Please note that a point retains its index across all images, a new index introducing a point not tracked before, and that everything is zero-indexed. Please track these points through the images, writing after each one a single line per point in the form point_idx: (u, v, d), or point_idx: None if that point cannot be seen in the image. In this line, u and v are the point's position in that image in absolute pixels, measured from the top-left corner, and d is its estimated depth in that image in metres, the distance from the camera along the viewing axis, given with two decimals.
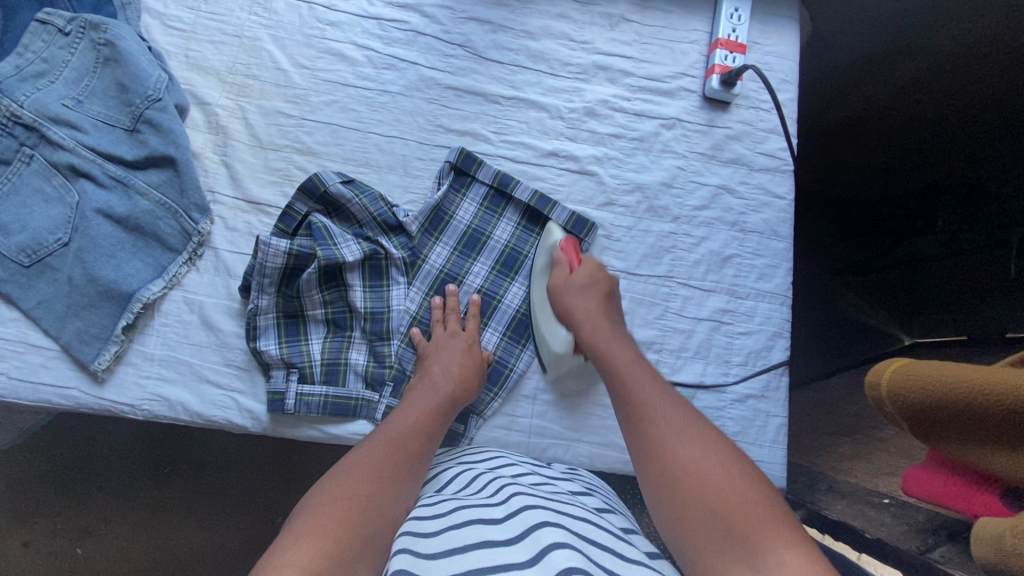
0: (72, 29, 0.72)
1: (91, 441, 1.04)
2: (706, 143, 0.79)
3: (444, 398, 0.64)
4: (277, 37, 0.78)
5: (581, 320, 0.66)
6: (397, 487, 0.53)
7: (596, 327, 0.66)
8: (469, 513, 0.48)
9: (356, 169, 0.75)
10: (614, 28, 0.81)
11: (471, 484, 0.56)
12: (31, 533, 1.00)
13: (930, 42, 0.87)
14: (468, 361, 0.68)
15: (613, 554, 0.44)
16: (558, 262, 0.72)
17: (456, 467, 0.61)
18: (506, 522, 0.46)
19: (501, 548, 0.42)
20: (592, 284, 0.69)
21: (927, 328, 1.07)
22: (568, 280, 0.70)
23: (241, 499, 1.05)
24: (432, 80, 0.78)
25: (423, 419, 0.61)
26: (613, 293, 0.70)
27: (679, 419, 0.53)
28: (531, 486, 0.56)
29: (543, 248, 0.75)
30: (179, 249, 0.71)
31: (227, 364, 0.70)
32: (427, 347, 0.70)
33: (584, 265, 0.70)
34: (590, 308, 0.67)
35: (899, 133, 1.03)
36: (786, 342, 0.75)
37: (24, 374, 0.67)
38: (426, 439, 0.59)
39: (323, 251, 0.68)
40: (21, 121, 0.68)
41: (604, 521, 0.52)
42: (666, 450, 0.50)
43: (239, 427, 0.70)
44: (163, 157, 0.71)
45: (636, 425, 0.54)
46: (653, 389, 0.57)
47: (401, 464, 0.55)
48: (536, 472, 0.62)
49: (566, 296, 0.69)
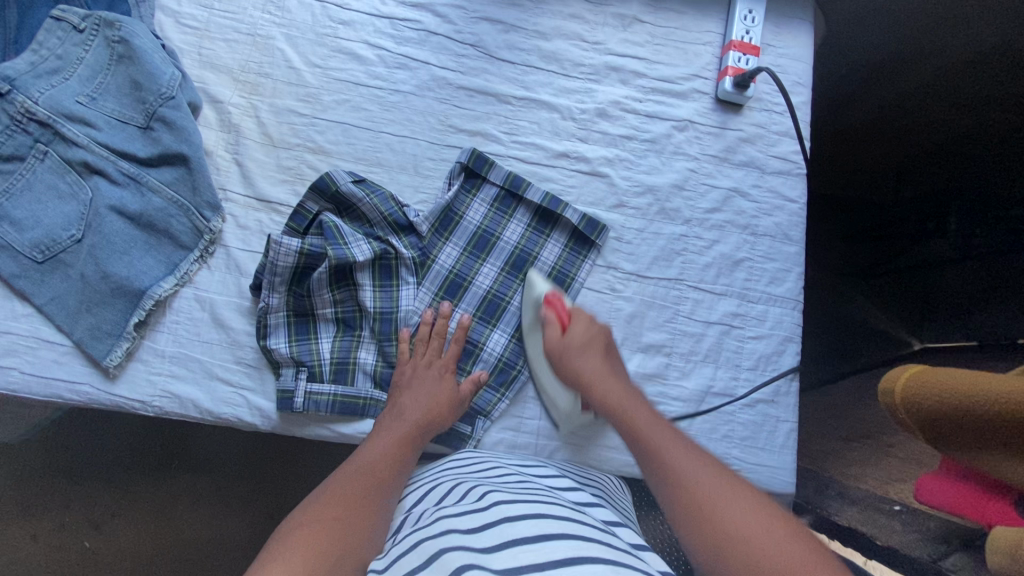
0: (86, 26, 0.73)
1: (99, 435, 1.04)
2: (718, 146, 0.78)
3: (413, 428, 0.65)
4: (289, 36, 0.78)
5: (589, 382, 0.64)
6: (369, 512, 0.54)
7: (606, 386, 0.63)
8: (440, 526, 0.49)
9: (367, 169, 0.75)
10: (627, 29, 0.81)
11: (449, 493, 0.56)
12: (39, 526, 1.00)
13: (931, 52, 0.90)
14: (443, 391, 0.68)
15: (591, 545, 0.44)
16: (548, 320, 0.69)
17: (440, 475, 0.61)
18: (471, 537, 0.46)
19: (459, 559, 0.43)
20: (590, 340, 0.66)
21: (940, 334, 1.06)
22: (564, 341, 0.67)
23: (246, 496, 1.05)
24: (443, 80, 0.78)
25: (390, 450, 0.62)
26: (609, 347, 0.68)
27: (714, 479, 0.50)
28: (510, 487, 0.56)
29: (529, 301, 0.72)
30: (191, 247, 0.72)
31: (237, 362, 0.70)
32: (400, 374, 0.69)
33: (575, 321, 0.68)
34: (595, 367, 0.64)
35: (904, 140, 1.03)
36: (797, 347, 0.75)
37: (37, 369, 0.68)
38: (398, 468, 0.61)
39: (334, 250, 0.68)
40: (36, 118, 0.69)
41: (590, 517, 0.52)
42: (713, 515, 0.47)
43: (248, 425, 0.70)
44: (176, 155, 0.71)
45: (674, 493, 0.50)
46: (675, 444, 0.54)
47: (372, 493, 0.56)
48: (520, 472, 0.61)
49: (567, 358, 0.66)
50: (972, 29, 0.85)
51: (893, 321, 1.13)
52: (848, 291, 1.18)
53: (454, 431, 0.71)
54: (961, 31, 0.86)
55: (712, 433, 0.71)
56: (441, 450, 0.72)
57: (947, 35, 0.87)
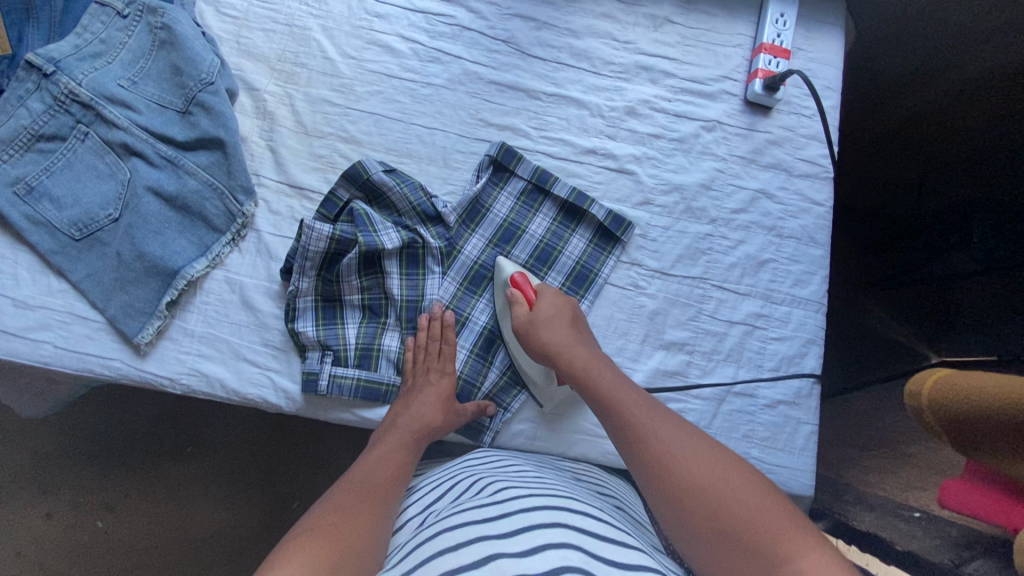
0: (130, 12, 0.75)
1: (117, 416, 1.06)
2: (746, 147, 0.78)
3: (408, 439, 0.66)
4: (325, 27, 0.80)
5: (555, 353, 0.65)
6: (372, 517, 0.55)
7: (573, 353, 0.65)
8: (458, 518, 0.50)
9: (397, 159, 0.77)
10: (658, 30, 0.81)
11: (469, 488, 0.57)
12: (54, 504, 1.02)
13: (950, 68, 0.92)
14: (444, 402, 0.68)
15: (607, 545, 0.45)
16: (515, 299, 0.70)
17: (454, 472, 0.63)
18: (489, 525, 0.48)
19: (479, 546, 0.45)
20: (555, 312, 0.68)
21: (958, 346, 1.04)
22: (531, 315, 0.68)
23: (259, 482, 1.06)
24: (475, 74, 0.79)
25: (387, 462, 0.63)
26: (577, 316, 0.70)
27: (668, 428, 0.57)
28: (525, 481, 0.58)
29: (500, 284, 0.73)
30: (223, 229, 0.73)
31: (264, 343, 0.71)
32: (410, 376, 0.70)
33: (543, 297, 0.69)
34: (562, 337, 0.66)
35: (923, 152, 1.03)
36: (819, 349, 0.74)
37: (70, 343, 0.69)
38: (399, 480, 0.62)
39: (364, 237, 0.69)
40: (78, 99, 0.71)
41: (604, 513, 0.54)
42: (670, 465, 0.53)
43: (273, 406, 0.71)
44: (213, 139, 0.73)
45: (640, 452, 0.55)
46: (641, 409, 0.59)
47: (373, 501, 0.57)
48: (535, 468, 0.64)
49: (535, 330, 0.67)
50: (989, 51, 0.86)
51: (908, 331, 1.11)
52: (862, 301, 1.18)
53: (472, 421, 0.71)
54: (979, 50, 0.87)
55: (732, 431, 0.71)
56: (459, 440, 0.73)
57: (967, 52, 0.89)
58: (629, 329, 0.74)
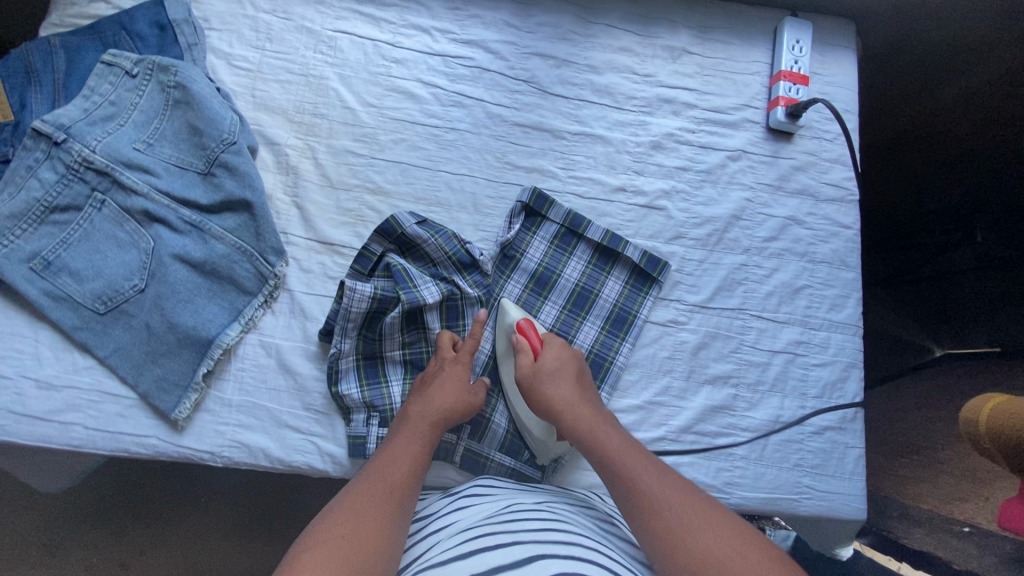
0: (139, 71, 0.72)
1: (132, 476, 1.02)
2: (773, 174, 0.79)
3: (426, 434, 0.62)
4: (342, 75, 0.78)
5: (562, 410, 0.64)
6: (385, 526, 0.52)
7: (578, 415, 0.63)
8: (469, 545, 0.50)
9: (427, 209, 0.75)
10: (676, 61, 0.82)
11: (473, 515, 0.56)
12: (65, 569, 0.98)
13: (961, 68, 0.92)
14: (462, 395, 0.65)
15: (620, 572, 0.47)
16: (519, 346, 0.68)
17: (461, 496, 0.62)
18: (502, 555, 0.47)
19: None
20: (563, 366, 0.66)
21: (963, 339, 1.06)
22: (536, 366, 0.66)
23: (279, 532, 1.02)
24: (498, 116, 0.78)
25: (405, 458, 0.59)
26: (583, 371, 0.68)
27: (689, 513, 0.54)
28: (532, 508, 0.57)
29: (501, 330, 0.72)
30: (255, 292, 0.71)
31: (305, 408, 0.69)
32: (428, 368, 0.68)
33: (549, 348, 0.68)
34: (567, 395, 0.64)
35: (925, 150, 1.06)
36: (861, 373, 0.75)
37: (101, 424, 0.66)
38: (417, 476, 0.59)
39: (406, 295, 0.67)
40: (93, 166, 0.68)
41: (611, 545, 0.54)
42: (682, 542, 0.51)
43: (319, 473, 0.68)
44: (239, 200, 0.71)
45: (649, 525, 0.53)
46: (652, 478, 0.57)
47: (390, 505, 0.54)
48: (539, 493, 0.63)
49: (542, 385, 0.65)
50: (984, 63, 0.90)
51: (914, 328, 1.12)
52: (870, 302, 1.18)
53: (523, 474, 0.70)
54: (974, 63, 0.91)
55: (784, 462, 0.71)
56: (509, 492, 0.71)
57: (972, 61, 0.91)
58: (673, 366, 0.73)
